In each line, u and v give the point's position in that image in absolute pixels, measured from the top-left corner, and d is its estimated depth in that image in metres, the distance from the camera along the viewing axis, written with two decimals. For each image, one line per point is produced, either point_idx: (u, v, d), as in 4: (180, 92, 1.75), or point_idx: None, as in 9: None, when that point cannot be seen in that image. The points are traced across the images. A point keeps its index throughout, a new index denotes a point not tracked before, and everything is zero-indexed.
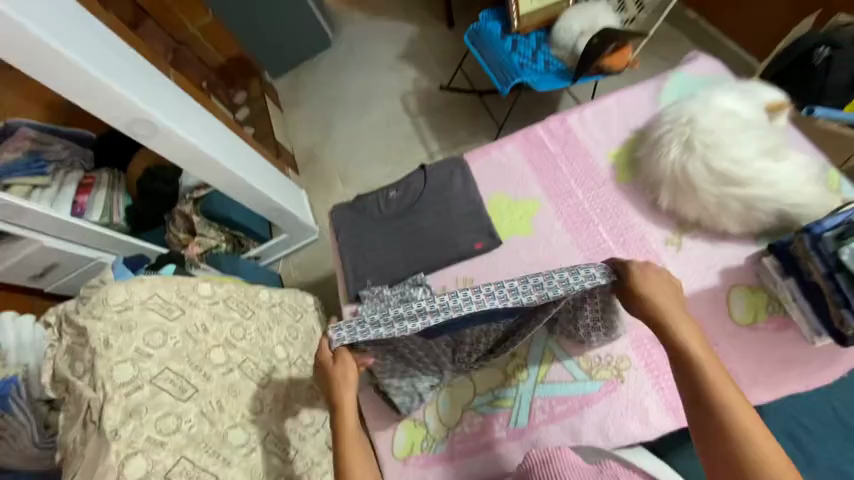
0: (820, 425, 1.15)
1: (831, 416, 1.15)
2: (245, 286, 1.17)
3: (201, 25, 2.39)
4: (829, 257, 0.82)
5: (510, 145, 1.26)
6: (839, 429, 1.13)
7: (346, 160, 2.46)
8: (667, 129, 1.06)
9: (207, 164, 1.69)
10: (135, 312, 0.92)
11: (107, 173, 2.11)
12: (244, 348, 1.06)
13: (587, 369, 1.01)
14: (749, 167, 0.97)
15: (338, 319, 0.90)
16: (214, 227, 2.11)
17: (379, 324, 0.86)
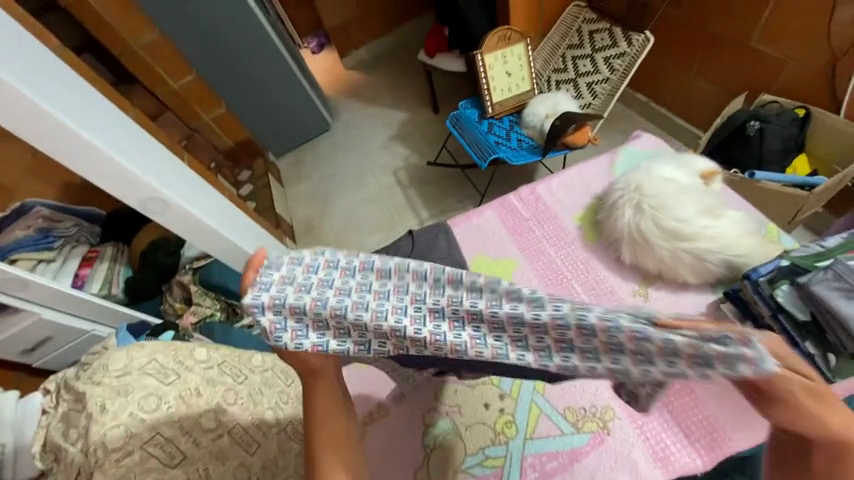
0: None
1: None
2: (238, 352, 1.22)
3: (215, 115, 2.69)
4: (770, 300, 0.94)
5: (488, 211, 1.42)
6: None
7: (342, 228, 2.62)
8: (620, 195, 1.22)
9: (209, 235, 1.82)
10: (133, 377, 0.98)
11: (111, 247, 2.24)
12: (235, 413, 1.05)
13: (574, 422, 1.03)
14: (693, 224, 1.10)
15: (288, 310, 0.61)
16: (210, 296, 2.15)
17: (344, 333, 0.63)
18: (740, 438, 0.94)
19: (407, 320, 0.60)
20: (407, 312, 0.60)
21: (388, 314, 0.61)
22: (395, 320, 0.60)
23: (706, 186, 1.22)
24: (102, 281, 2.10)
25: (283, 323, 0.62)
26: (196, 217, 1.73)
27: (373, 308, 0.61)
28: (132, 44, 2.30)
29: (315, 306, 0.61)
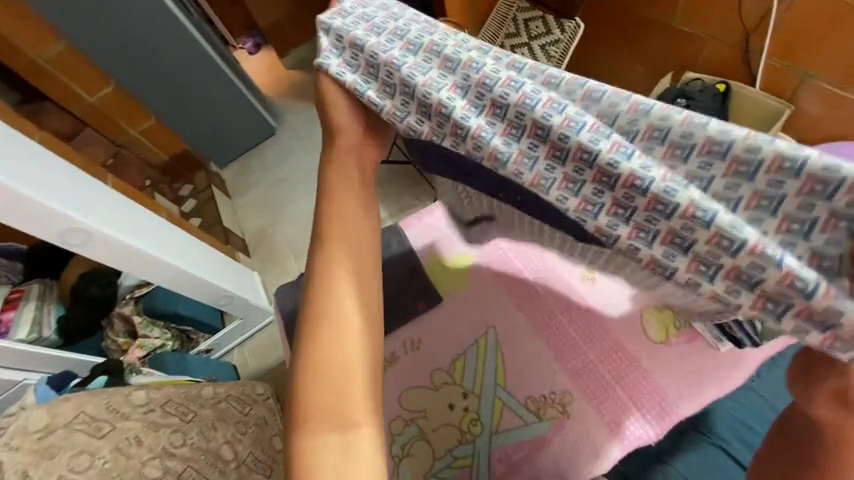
0: None
1: None
2: (186, 386, 1.11)
3: (143, 129, 2.46)
4: None
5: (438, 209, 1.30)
6: None
7: (297, 236, 2.51)
8: None
9: (147, 262, 1.67)
10: (59, 436, 0.86)
11: (37, 284, 2.01)
12: (185, 455, 1.00)
13: (536, 411, 1.04)
14: None
15: (362, 47, 0.68)
16: (158, 326, 2.01)
17: (389, 89, 0.67)
18: (684, 405, 1.00)
19: (457, 99, 0.60)
20: (462, 94, 0.60)
21: (439, 87, 0.61)
22: (442, 94, 0.61)
23: None
24: (30, 323, 1.91)
25: (338, 53, 0.71)
26: (128, 244, 1.58)
27: (433, 88, 0.62)
28: (38, 58, 2.10)
29: (388, 65, 0.66)
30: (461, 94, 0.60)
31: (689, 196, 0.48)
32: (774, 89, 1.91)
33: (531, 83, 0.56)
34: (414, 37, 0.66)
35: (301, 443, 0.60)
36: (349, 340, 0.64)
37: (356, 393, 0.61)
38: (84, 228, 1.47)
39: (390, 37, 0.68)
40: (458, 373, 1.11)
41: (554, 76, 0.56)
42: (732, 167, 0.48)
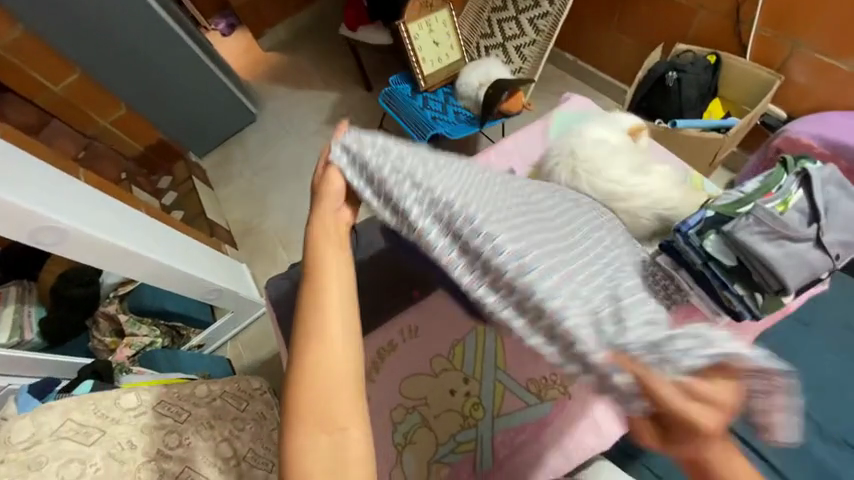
0: None
1: None
2: (177, 385, 1.08)
3: (113, 119, 2.28)
4: (699, 249, 0.90)
5: None
6: None
7: (286, 226, 2.44)
8: (555, 161, 1.22)
9: (128, 259, 1.59)
10: (45, 446, 0.83)
11: (14, 286, 1.95)
12: (182, 457, 0.96)
13: (537, 392, 1.04)
14: (625, 184, 1.11)
15: (365, 163, 0.73)
16: (146, 323, 1.95)
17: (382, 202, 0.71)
18: None
19: (430, 230, 0.65)
20: (434, 228, 0.64)
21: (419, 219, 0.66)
22: (421, 225, 0.65)
23: (634, 143, 1.26)
24: (10, 327, 1.84)
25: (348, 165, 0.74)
26: (104, 242, 1.50)
27: (413, 216, 0.66)
28: None
29: (383, 188, 0.70)
30: (440, 229, 0.64)
31: (602, 361, 0.51)
32: (765, 59, 1.87)
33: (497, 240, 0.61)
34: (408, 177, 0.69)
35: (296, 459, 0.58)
36: (336, 355, 0.62)
37: (347, 407, 0.60)
38: (55, 227, 1.38)
39: (391, 161, 0.71)
40: (458, 358, 1.10)
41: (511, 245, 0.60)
42: (651, 345, 0.52)
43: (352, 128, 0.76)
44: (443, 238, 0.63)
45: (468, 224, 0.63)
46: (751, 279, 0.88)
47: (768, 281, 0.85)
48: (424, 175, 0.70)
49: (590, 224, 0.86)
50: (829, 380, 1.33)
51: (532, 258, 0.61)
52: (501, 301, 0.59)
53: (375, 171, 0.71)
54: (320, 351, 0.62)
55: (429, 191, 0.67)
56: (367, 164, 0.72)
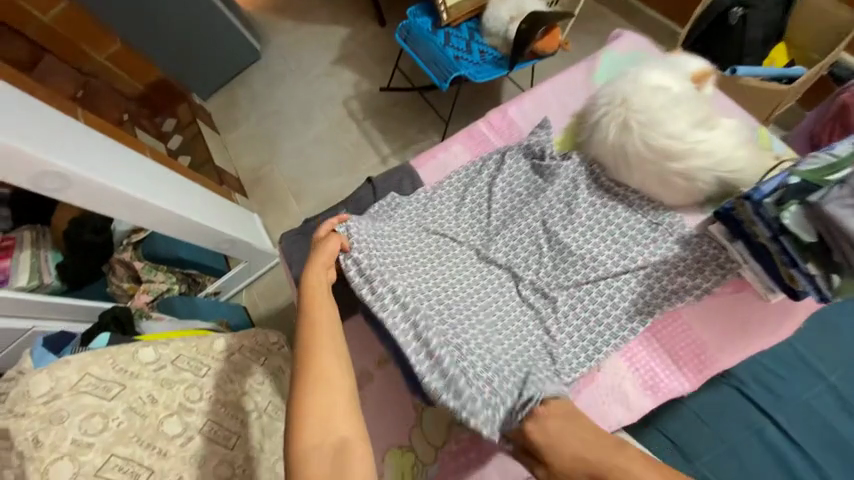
0: (784, 367, 1.26)
1: (794, 355, 1.27)
2: (196, 340, 1.05)
3: (110, 55, 2.13)
4: (772, 221, 0.82)
5: (456, 144, 1.30)
6: (799, 368, 1.25)
7: (297, 175, 2.33)
8: (604, 112, 1.08)
9: (138, 206, 1.53)
10: (65, 400, 0.82)
11: (28, 231, 1.92)
12: (204, 410, 0.95)
13: None
14: (685, 139, 1.00)
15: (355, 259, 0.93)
16: (161, 270, 1.92)
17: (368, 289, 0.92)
18: (725, 357, 0.96)
19: (395, 324, 0.89)
20: (396, 323, 0.89)
21: (387, 314, 0.89)
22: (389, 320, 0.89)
23: (697, 92, 1.08)
24: (28, 271, 1.81)
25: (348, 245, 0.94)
26: (111, 188, 1.42)
27: (384, 310, 0.90)
28: None
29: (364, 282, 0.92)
30: (400, 322, 0.89)
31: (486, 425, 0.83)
32: None
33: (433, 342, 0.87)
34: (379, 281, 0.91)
35: (300, 463, 0.68)
36: (333, 372, 0.76)
37: (342, 418, 0.72)
38: (56, 170, 1.30)
39: (371, 255, 0.94)
40: None
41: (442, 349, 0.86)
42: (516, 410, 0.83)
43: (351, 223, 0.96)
44: (397, 320, 0.89)
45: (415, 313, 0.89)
46: (829, 257, 0.78)
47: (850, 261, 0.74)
48: (394, 265, 0.96)
49: (564, 271, 1.01)
50: None
51: (459, 337, 0.91)
52: (430, 370, 0.86)
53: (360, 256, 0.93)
54: (319, 369, 0.76)
55: (394, 281, 0.93)
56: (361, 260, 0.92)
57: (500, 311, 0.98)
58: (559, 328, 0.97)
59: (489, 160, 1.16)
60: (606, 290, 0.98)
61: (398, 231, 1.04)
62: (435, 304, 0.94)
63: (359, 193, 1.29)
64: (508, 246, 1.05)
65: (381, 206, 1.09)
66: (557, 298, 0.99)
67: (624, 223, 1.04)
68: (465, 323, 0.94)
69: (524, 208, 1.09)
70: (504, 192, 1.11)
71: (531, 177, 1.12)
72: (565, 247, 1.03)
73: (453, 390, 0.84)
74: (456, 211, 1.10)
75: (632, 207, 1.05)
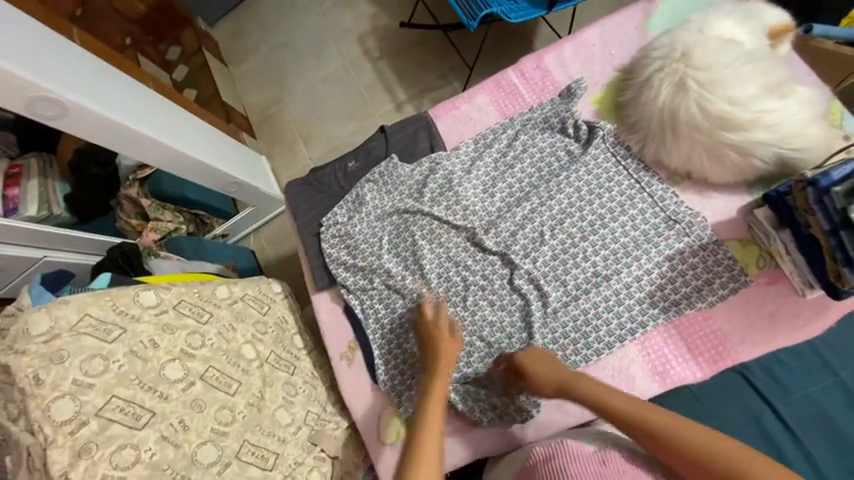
0: None
1: None
2: (196, 286, 1.04)
3: None
4: (834, 214, 0.72)
5: (480, 95, 1.17)
6: None
7: (308, 117, 2.19)
8: (659, 67, 0.94)
9: (141, 142, 1.45)
10: (65, 340, 0.82)
11: (34, 159, 1.86)
12: (205, 356, 0.96)
13: (570, 339, 0.96)
14: (748, 108, 0.86)
15: (335, 261, 1.13)
16: (168, 209, 1.88)
17: (349, 289, 1.11)
18: (744, 350, 0.90)
19: (363, 317, 1.10)
20: (364, 317, 1.10)
21: (359, 310, 1.10)
22: (359, 314, 1.10)
23: (770, 50, 0.92)
24: (37, 201, 1.78)
25: (330, 245, 1.14)
26: (111, 119, 1.33)
27: (355, 306, 1.10)
28: None
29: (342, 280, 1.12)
30: (366, 318, 1.10)
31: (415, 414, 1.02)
32: None
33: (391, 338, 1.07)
34: (350, 282, 1.11)
35: None
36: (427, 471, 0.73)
37: None
38: (49, 95, 1.21)
39: (345, 257, 1.12)
40: (478, 296, 1.03)
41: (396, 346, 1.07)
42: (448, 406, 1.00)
43: (328, 228, 1.14)
44: (372, 309, 1.10)
45: (390, 306, 1.09)
46: None
47: None
48: (380, 254, 1.11)
49: (558, 266, 1.00)
50: None
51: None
52: (384, 361, 1.07)
53: (339, 253, 1.13)
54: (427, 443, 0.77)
55: (378, 270, 1.10)
56: (337, 261, 1.13)
57: (487, 298, 1.03)
58: (543, 319, 0.98)
59: (506, 136, 1.11)
60: (603, 290, 0.96)
61: (389, 216, 1.13)
62: (418, 289, 1.07)
63: (370, 143, 1.19)
64: (503, 235, 1.05)
65: (381, 172, 1.14)
66: (547, 292, 0.99)
67: (632, 222, 0.98)
68: (442, 310, 1.05)
69: (528, 195, 1.06)
70: (511, 175, 1.08)
71: (544, 159, 1.07)
72: (566, 240, 1.01)
73: (400, 378, 1.05)
74: (458, 191, 1.09)
75: (653, 200, 0.98)
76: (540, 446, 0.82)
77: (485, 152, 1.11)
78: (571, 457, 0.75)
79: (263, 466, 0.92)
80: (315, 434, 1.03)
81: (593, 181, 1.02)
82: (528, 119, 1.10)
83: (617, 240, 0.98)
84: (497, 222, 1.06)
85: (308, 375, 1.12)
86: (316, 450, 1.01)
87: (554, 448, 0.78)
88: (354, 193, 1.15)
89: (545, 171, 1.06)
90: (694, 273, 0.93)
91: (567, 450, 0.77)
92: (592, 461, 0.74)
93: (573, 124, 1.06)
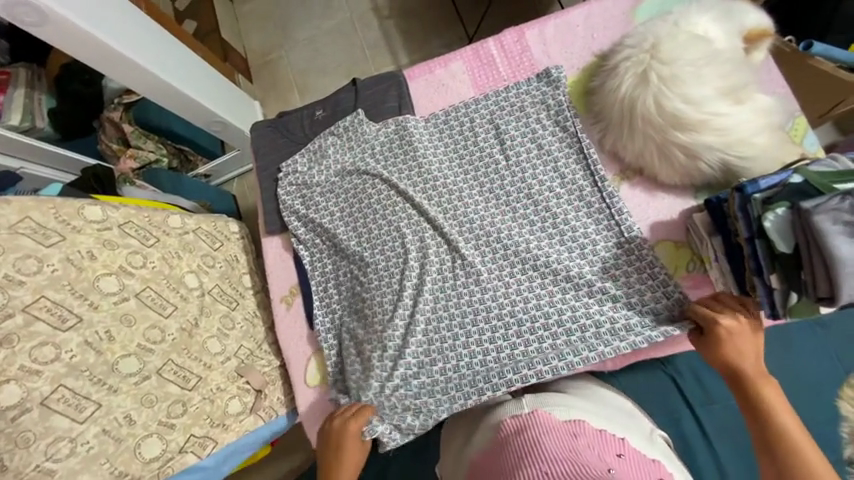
0: (806, 382, 1.14)
1: (821, 375, 1.14)
2: (148, 211, 1.06)
3: None
4: (753, 221, 0.72)
5: (457, 62, 1.15)
6: (823, 386, 1.13)
7: (303, 67, 2.15)
8: (627, 55, 0.93)
9: (127, 67, 1.35)
10: (1, 237, 0.83)
11: (23, 69, 1.76)
12: (144, 276, 0.98)
13: (497, 316, 0.99)
14: (705, 109, 0.85)
15: (290, 210, 1.14)
16: (152, 139, 1.78)
17: (300, 241, 1.13)
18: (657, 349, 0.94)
19: (311, 268, 1.12)
20: (312, 267, 1.12)
21: (310, 263, 1.12)
22: (308, 265, 1.12)
23: (743, 55, 0.91)
24: (20, 111, 1.70)
25: (289, 194, 1.14)
26: (86, 32, 1.20)
27: (304, 257, 1.13)
28: None
29: (293, 230, 1.13)
30: (311, 270, 1.12)
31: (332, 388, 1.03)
32: None
33: (333, 293, 1.10)
34: (301, 234, 1.13)
35: None
36: None
37: None
38: (32, 2, 1.08)
39: (302, 209, 1.13)
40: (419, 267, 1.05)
41: (335, 300, 1.10)
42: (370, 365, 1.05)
43: (288, 176, 1.15)
44: (317, 261, 1.12)
45: (336, 265, 1.11)
46: (797, 273, 0.68)
47: (816, 285, 0.65)
48: (332, 211, 1.12)
49: (504, 258, 1.01)
50: (819, 379, 1.14)
51: (369, 293, 1.06)
52: (322, 313, 1.10)
53: (293, 201, 1.13)
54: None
55: (328, 228, 1.11)
56: (292, 210, 1.14)
57: (428, 275, 1.03)
58: (477, 309, 1.00)
59: (481, 117, 1.09)
60: (540, 280, 0.98)
61: (349, 174, 1.12)
62: (365, 251, 1.08)
63: (340, 95, 1.19)
64: (460, 214, 1.05)
65: (346, 125, 1.14)
66: (483, 283, 1.00)
67: (593, 246, 0.97)
68: (383, 281, 1.06)
69: (490, 182, 1.05)
70: (478, 156, 1.07)
71: (514, 148, 1.05)
72: (516, 234, 1.01)
73: (335, 330, 1.09)
74: (420, 161, 1.08)
75: (620, 229, 0.96)
76: (510, 418, 0.81)
77: (456, 128, 1.10)
78: (544, 430, 0.74)
79: (184, 386, 0.95)
80: (243, 367, 1.06)
81: (568, 194, 1.00)
82: (500, 92, 1.08)
83: (559, 232, 0.99)
84: (451, 198, 1.06)
85: (249, 312, 1.16)
86: (241, 381, 1.04)
87: (526, 421, 0.77)
88: (317, 143, 1.15)
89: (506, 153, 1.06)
90: (641, 316, 0.91)
91: (539, 422, 0.76)
92: (564, 432, 0.73)
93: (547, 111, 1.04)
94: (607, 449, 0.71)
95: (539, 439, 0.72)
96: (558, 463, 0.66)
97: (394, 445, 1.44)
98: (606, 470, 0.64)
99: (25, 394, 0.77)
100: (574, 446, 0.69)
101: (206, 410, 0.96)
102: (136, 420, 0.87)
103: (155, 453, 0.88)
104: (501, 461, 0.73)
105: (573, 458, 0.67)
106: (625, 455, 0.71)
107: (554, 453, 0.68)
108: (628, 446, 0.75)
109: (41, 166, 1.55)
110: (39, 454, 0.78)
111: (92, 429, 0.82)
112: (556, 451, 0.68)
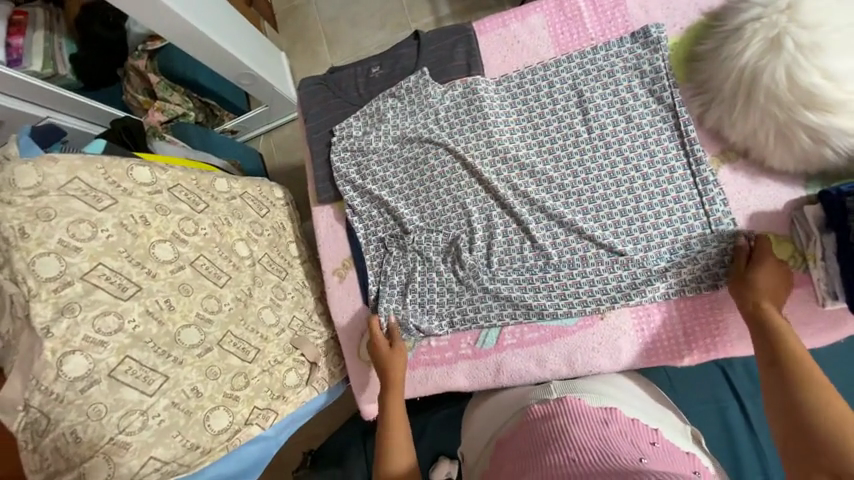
0: None
1: None
2: (196, 174, 1.00)
3: None
4: None
5: (536, 14, 1.01)
6: None
7: (338, 15, 1.97)
8: (757, 15, 0.80)
9: (155, 7, 1.22)
10: (52, 199, 0.77)
11: (41, 9, 1.62)
12: (197, 244, 0.93)
13: (567, 305, 0.94)
14: (843, 88, 0.74)
15: (344, 177, 1.06)
16: (178, 91, 1.67)
17: (355, 214, 1.06)
18: (741, 346, 0.89)
19: (365, 243, 1.06)
20: (367, 242, 1.06)
21: (364, 237, 1.06)
22: (364, 239, 1.06)
23: None
24: (42, 56, 1.58)
25: (342, 161, 1.06)
26: None
27: (359, 232, 1.06)
28: None
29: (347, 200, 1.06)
30: (368, 245, 1.06)
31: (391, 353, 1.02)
32: None
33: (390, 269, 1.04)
34: (355, 205, 1.06)
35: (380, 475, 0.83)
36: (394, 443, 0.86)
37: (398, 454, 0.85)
38: None
39: (357, 178, 1.05)
40: (485, 247, 0.98)
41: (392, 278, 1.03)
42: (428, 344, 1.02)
43: (343, 141, 1.06)
44: (373, 235, 1.05)
45: (395, 240, 1.04)
46: None
47: None
48: (390, 183, 1.04)
49: (581, 244, 0.93)
50: None
51: (430, 271, 1.01)
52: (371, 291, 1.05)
53: (347, 169, 1.05)
54: (395, 435, 0.87)
55: (385, 201, 1.04)
56: (346, 179, 1.06)
57: (493, 256, 0.97)
58: (547, 295, 0.95)
59: (562, 81, 0.97)
60: (619, 270, 0.91)
61: (409, 141, 1.03)
62: (425, 228, 1.02)
63: (400, 49, 1.07)
64: (534, 192, 0.96)
65: (409, 87, 1.03)
66: (555, 268, 0.94)
67: (675, 238, 0.89)
68: (446, 261, 1.01)
69: (569, 156, 0.95)
70: (556, 126, 0.96)
71: (599, 119, 0.94)
72: (594, 218, 0.93)
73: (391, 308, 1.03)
74: (491, 132, 0.98)
75: (708, 221, 0.87)
76: (537, 405, 0.79)
77: (531, 93, 0.98)
78: (574, 418, 0.72)
79: (244, 358, 0.94)
80: (297, 339, 1.04)
81: (654, 176, 0.90)
82: (590, 52, 0.96)
83: (643, 219, 0.90)
84: (524, 175, 0.97)
85: (299, 283, 1.11)
86: (296, 353, 1.03)
87: (555, 407, 0.75)
88: (374, 105, 1.05)
89: (589, 126, 0.94)
90: None
91: (569, 409, 0.74)
92: (596, 420, 0.71)
93: (649, 77, 0.92)
94: (639, 437, 0.71)
95: (568, 426, 0.70)
96: (587, 451, 0.63)
97: (429, 413, 1.45)
98: (638, 459, 0.62)
99: (91, 365, 0.75)
100: (605, 434, 0.68)
101: (266, 382, 0.96)
102: (203, 392, 0.86)
103: (223, 425, 0.88)
104: (525, 441, 0.72)
105: (603, 446, 0.65)
106: (658, 444, 0.70)
107: (583, 440, 0.66)
108: (662, 437, 0.74)
109: (67, 116, 1.45)
110: (112, 426, 0.77)
111: (161, 401, 0.82)
112: (585, 439, 0.66)
